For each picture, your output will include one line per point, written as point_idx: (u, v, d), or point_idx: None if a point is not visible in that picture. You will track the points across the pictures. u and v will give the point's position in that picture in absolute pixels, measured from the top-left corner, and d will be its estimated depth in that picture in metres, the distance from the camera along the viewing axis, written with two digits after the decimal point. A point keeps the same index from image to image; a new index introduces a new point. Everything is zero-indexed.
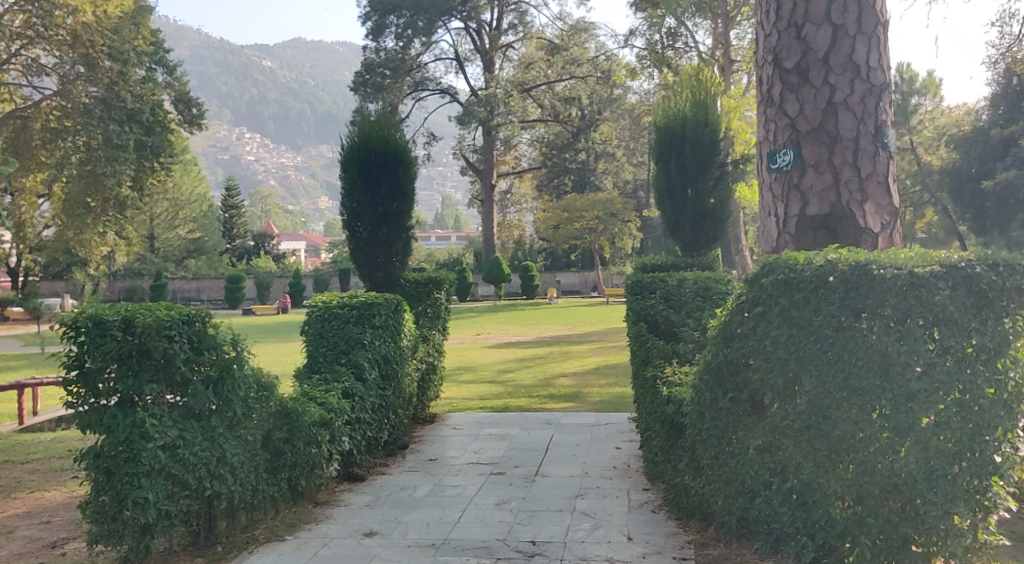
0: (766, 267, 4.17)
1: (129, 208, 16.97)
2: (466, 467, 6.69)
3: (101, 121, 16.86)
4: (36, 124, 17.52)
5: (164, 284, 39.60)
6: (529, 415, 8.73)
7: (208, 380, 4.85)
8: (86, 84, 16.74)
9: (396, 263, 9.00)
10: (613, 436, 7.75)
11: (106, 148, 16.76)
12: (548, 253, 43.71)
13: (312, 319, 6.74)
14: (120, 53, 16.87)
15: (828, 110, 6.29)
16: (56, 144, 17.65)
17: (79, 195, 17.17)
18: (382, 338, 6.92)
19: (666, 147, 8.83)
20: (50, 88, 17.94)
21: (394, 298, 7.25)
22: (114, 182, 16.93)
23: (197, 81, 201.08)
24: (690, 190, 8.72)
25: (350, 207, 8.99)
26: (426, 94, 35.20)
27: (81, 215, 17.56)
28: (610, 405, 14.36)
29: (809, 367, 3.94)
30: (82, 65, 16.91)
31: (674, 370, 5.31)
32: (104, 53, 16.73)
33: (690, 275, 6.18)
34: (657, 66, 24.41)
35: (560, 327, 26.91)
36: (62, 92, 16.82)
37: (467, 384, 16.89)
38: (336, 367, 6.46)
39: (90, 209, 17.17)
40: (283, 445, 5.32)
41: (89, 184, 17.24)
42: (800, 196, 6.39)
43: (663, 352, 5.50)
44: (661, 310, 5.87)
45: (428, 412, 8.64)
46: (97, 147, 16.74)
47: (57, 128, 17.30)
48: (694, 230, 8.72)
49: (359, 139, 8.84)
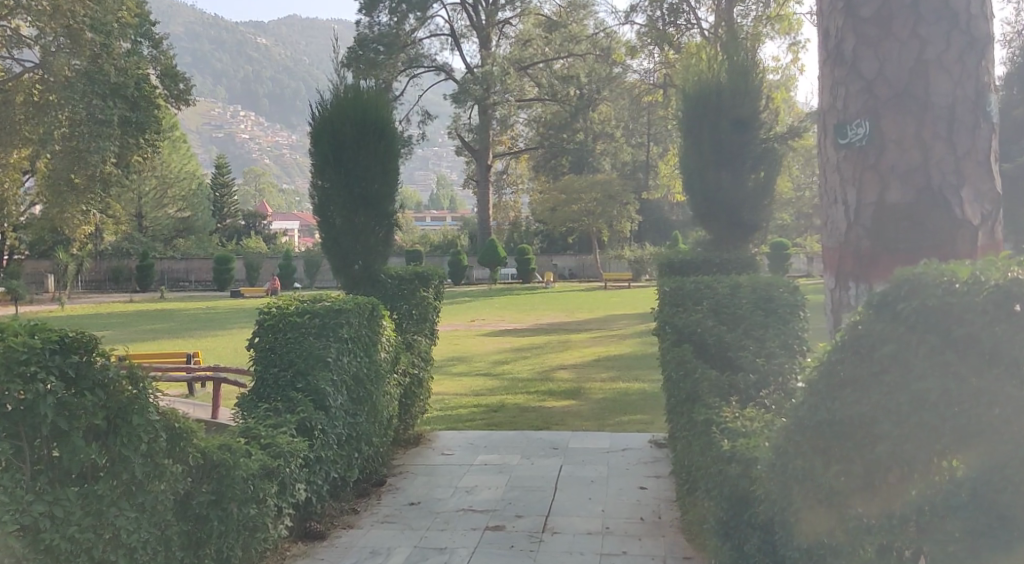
0: (899, 287, 2.90)
1: (111, 180, 19.03)
2: (455, 517, 5.36)
3: (85, 96, 18.71)
4: (18, 98, 19.92)
5: (151, 265, 38.13)
6: (531, 437, 7.41)
7: (95, 431, 3.52)
8: (69, 58, 18.87)
9: (375, 256, 7.63)
10: (636, 468, 6.42)
11: (90, 123, 18.80)
12: (544, 236, 42.22)
13: (262, 330, 5.38)
14: (102, 25, 19.01)
15: (915, 70, 4.79)
16: (37, 119, 19.84)
17: (64, 171, 19.19)
18: (353, 353, 5.55)
19: (696, 118, 7.41)
20: (34, 61, 20.26)
21: (366, 302, 5.86)
22: (99, 158, 18.91)
23: (191, 60, 198.98)
24: (726, 170, 7.32)
25: (322, 188, 7.61)
26: (420, 71, 33.76)
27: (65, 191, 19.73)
28: (615, 404, 12.93)
29: (973, 444, 2.68)
30: (64, 37, 19.11)
31: (734, 409, 4.00)
32: (86, 26, 18.86)
33: (745, 279, 4.87)
34: (658, 44, 23.03)
35: (558, 313, 25.62)
36: (46, 64, 18.81)
37: (459, 377, 15.52)
38: (290, 394, 5.09)
39: (74, 180, 19.15)
40: (207, 510, 3.95)
41: (74, 161, 19.21)
42: (877, 179, 4.89)
43: (716, 383, 4.16)
44: (711, 327, 4.49)
45: (412, 433, 7.31)
46: (82, 123, 18.78)
47: (43, 103, 19.12)
48: (730, 217, 7.34)
49: (334, 109, 7.46)
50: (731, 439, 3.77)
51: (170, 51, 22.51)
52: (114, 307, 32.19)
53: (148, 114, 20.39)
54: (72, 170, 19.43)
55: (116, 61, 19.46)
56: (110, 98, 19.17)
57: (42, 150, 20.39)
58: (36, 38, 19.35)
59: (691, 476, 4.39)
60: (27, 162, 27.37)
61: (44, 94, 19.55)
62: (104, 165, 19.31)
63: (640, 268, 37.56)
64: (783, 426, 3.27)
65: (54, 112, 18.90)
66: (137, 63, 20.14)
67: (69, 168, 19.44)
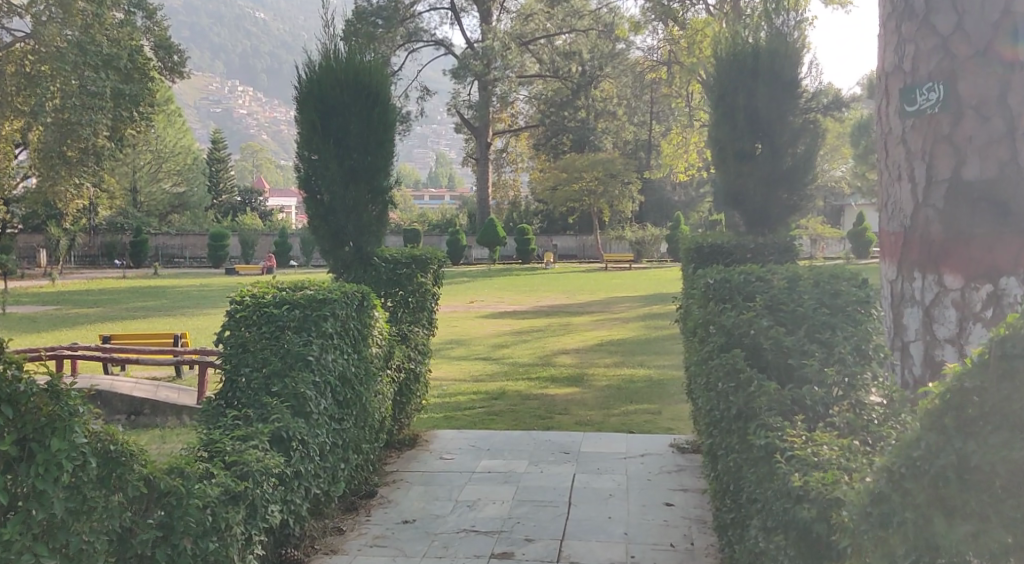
0: None
1: (102, 154, 18.29)
2: (455, 541, 4.62)
3: (76, 66, 17.94)
4: (8, 68, 19.14)
5: (145, 240, 37.21)
6: (540, 440, 6.69)
7: (5, 460, 2.81)
8: (60, 27, 18.10)
9: (368, 235, 6.83)
10: (660, 478, 5.70)
11: (82, 95, 18.07)
12: (545, 216, 41.18)
13: (236, 324, 4.64)
14: None
15: (1003, 22, 3.84)
16: (27, 90, 19.07)
17: (55, 143, 18.45)
18: (337, 351, 4.78)
19: (731, 86, 6.59)
20: (24, 30, 19.46)
21: (354, 292, 5.08)
22: (90, 130, 18.18)
23: (187, 35, 196.96)
24: (761, 142, 6.48)
25: (308, 160, 6.81)
26: (420, 45, 32.92)
27: (56, 164, 19.02)
28: (621, 392, 12.19)
29: None
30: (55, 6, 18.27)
31: (799, 430, 3.28)
32: None
33: (805, 270, 4.13)
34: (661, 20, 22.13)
35: (559, 295, 24.83)
36: (36, 33, 18.00)
37: (456, 362, 14.77)
38: (262, 400, 4.33)
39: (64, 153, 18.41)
40: (151, 552, 3.20)
41: (65, 133, 18.48)
42: (948, 151, 3.92)
43: (779, 397, 3.41)
44: (767, 328, 3.72)
45: (408, 434, 6.58)
46: (73, 94, 18.02)
47: (33, 73, 18.34)
48: (767, 198, 6.49)
49: (321, 73, 6.72)
50: (803, 473, 3.04)
51: (164, 21, 21.62)
52: (106, 283, 31.35)
53: (141, 86, 19.62)
54: (65, 143, 18.77)
55: (109, 31, 18.71)
56: (103, 69, 18.44)
57: (33, 122, 19.61)
58: (26, 7, 18.57)
59: (743, 504, 3.66)
60: (18, 134, 26.56)
61: (35, 65, 18.80)
62: (96, 139, 18.55)
63: (643, 249, 36.73)
64: (883, 466, 2.54)
65: (45, 83, 18.19)
66: (130, 33, 19.31)
67: (60, 140, 18.78)
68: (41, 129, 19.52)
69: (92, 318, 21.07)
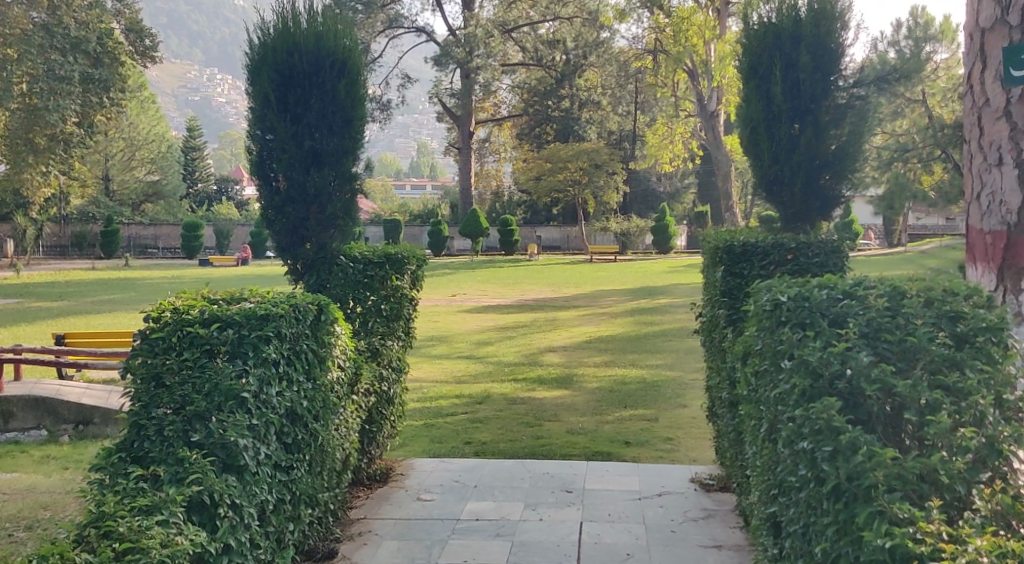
0: None
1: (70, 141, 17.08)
2: None
3: (43, 50, 16.76)
4: None
5: (117, 230, 35.73)
6: (534, 474, 5.64)
7: None
8: (27, 9, 17.09)
9: (335, 230, 5.76)
10: (686, 529, 4.67)
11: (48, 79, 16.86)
12: (528, 206, 39.44)
13: (147, 346, 3.54)
14: None
15: None
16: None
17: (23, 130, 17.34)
18: (283, 382, 3.71)
19: (766, 55, 5.50)
20: None
21: (308, 307, 4.00)
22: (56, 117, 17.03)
23: (162, 24, 193.88)
24: (802, 122, 5.40)
25: (263, 140, 5.70)
26: (400, 32, 31.86)
27: (23, 151, 17.92)
28: (615, 395, 11.20)
29: None
30: None
31: (936, 524, 2.27)
32: None
33: (905, 286, 3.07)
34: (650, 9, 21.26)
35: (544, 288, 23.74)
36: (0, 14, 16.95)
37: (437, 361, 13.67)
38: (180, 452, 3.24)
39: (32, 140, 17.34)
40: None
41: (32, 120, 17.36)
42: None
43: (903, 471, 2.38)
44: (870, 367, 2.66)
45: (379, 469, 5.53)
46: (39, 78, 16.83)
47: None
48: (808, 187, 5.42)
49: (277, 38, 5.62)
50: None
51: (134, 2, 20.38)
52: (74, 274, 29.95)
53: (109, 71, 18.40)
54: (31, 131, 17.56)
55: (76, 13, 17.29)
56: (70, 53, 16.94)
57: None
58: None
59: None
60: None
61: None
62: (64, 126, 17.39)
63: (628, 241, 35.61)
64: None
65: (12, 68, 17.09)
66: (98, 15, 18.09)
67: (27, 128, 17.67)
68: (6, 115, 18.35)
69: (53, 313, 19.76)
